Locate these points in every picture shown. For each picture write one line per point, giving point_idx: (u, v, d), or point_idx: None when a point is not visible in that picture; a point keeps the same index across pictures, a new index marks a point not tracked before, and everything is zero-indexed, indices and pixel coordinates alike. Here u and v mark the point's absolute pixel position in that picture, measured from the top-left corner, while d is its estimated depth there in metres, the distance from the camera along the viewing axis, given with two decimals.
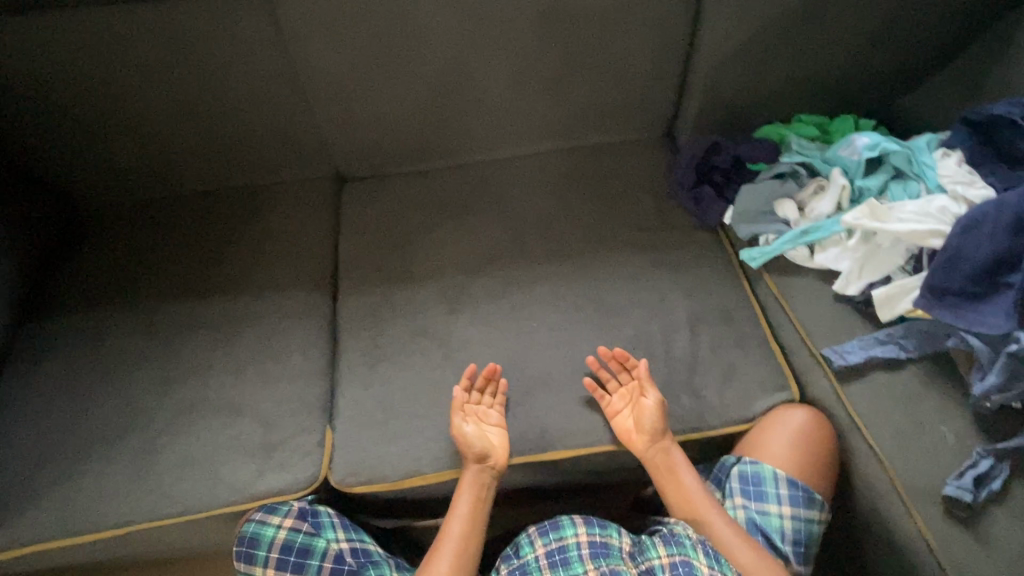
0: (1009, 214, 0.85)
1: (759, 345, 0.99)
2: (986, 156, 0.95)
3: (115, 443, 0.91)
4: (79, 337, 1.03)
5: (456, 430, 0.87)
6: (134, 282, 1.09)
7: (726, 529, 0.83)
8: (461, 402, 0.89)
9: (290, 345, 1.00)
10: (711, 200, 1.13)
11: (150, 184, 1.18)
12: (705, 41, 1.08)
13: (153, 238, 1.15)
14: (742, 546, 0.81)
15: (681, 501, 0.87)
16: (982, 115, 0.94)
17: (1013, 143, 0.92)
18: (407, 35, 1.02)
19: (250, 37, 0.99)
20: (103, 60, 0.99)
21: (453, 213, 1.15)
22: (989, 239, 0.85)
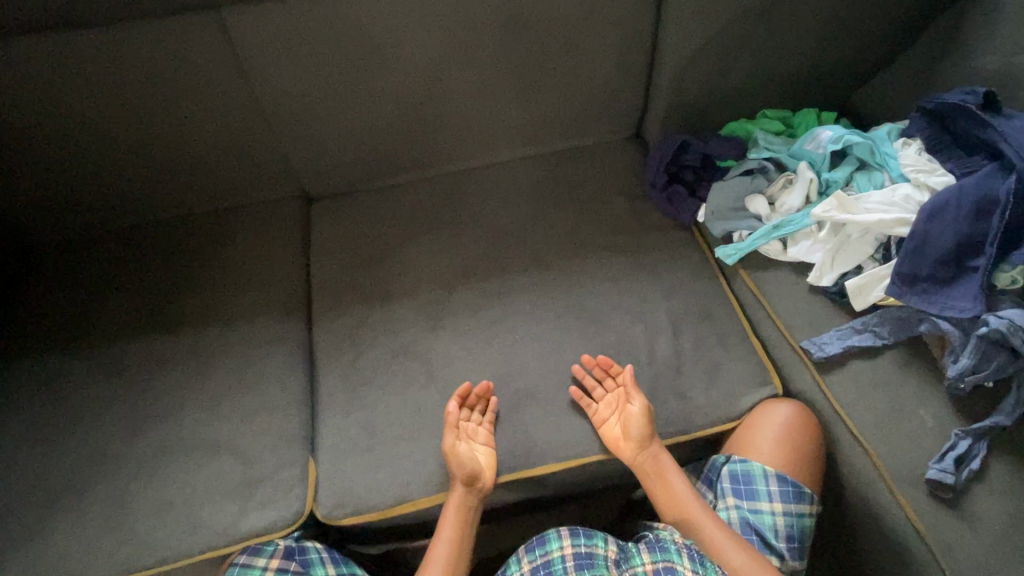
0: (970, 199, 0.88)
1: (740, 342, 0.99)
2: (944, 144, 0.98)
3: (80, 493, 0.87)
4: (34, 382, 0.97)
5: (447, 449, 0.85)
6: (90, 320, 1.04)
7: (716, 531, 0.83)
8: (454, 421, 0.87)
9: (265, 374, 0.96)
10: (683, 199, 1.13)
11: (103, 214, 1.13)
12: (668, 41, 1.08)
13: (109, 271, 1.09)
14: (731, 550, 0.81)
15: (671, 506, 0.87)
16: (939, 102, 0.97)
17: (967, 129, 0.94)
18: (370, 49, 1.00)
19: (201, 55, 0.95)
20: (44, 90, 0.94)
21: (426, 226, 1.13)
22: (953, 224, 0.88)
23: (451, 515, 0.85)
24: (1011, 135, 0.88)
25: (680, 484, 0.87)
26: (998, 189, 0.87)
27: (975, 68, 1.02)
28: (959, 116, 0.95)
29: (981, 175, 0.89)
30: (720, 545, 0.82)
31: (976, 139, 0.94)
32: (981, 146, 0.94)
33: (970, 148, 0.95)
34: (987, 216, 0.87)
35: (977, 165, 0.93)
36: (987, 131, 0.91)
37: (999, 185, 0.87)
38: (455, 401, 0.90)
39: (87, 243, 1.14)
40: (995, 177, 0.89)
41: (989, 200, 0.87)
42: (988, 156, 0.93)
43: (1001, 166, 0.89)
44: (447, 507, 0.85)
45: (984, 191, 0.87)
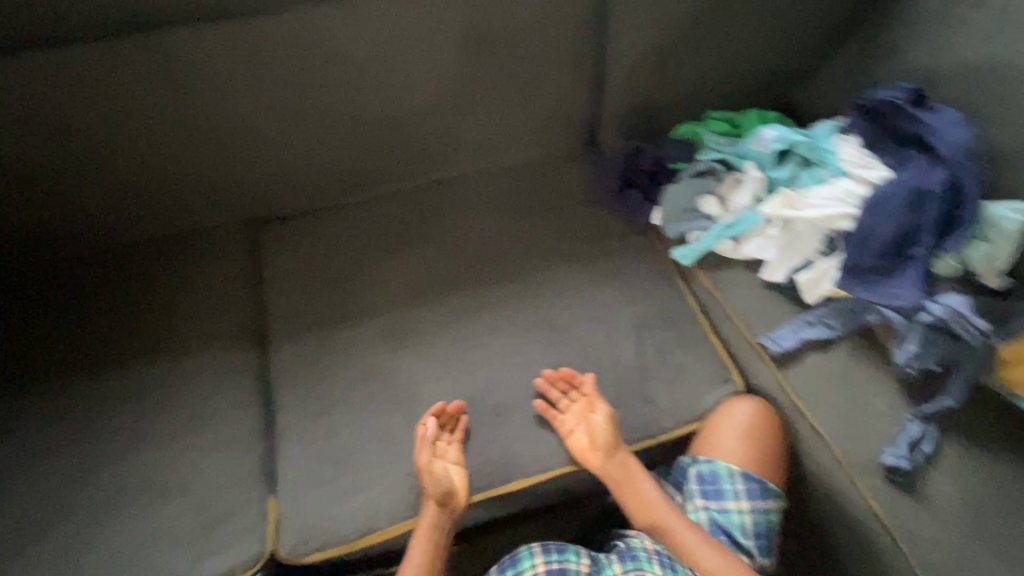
0: (907, 192, 0.91)
1: (701, 342, 1.01)
2: (879, 140, 1.01)
3: (19, 552, 0.81)
4: None
5: (421, 466, 0.84)
6: (19, 363, 0.96)
7: (687, 534, 0.84)
8: (429, 440, 0.86)
9: (219, 410, 0.92)
10: (638, 203, 1.15)
11: (31, 247, 1.05)
12: (614, 48, 1.09)
13: (36, 309, 1.01)
14: (703, 550, 0.82)
15: (641, 513, 0.87)
16: (873, 101, 1.00)
17: (898, 124, 0.98)
18: (312, 67, 0.97)
19: (131, 76, 0.92)
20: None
21: (384, 244, 1.10)
22: (893, 216, 0.91)
23: (421, 540, 0.82)
24: (939, 130, 0.93)
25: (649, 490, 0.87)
26: (933, 180, 0.90)
27: (905, 64, 1.06)
28: (889, 112, 0.99)
29: (915, 169, 0.93)
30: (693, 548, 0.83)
31: (907, 133, 0.98)
32: (912, 140, 0.98)
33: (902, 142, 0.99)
34: (924, 206, 0.90)
35: (910, 158, 0.97)
36: (917, 126, 0.95)
37: (933, 177, 0.91)
38: (431, 417, 0.89)
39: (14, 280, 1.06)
40: (929, 169, 0.92)
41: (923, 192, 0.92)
42: (920, 149, 0.97)
43: (933, 159, 0.93)
44: (419, 529, 0.83)
45: (920, 183, 0.91)
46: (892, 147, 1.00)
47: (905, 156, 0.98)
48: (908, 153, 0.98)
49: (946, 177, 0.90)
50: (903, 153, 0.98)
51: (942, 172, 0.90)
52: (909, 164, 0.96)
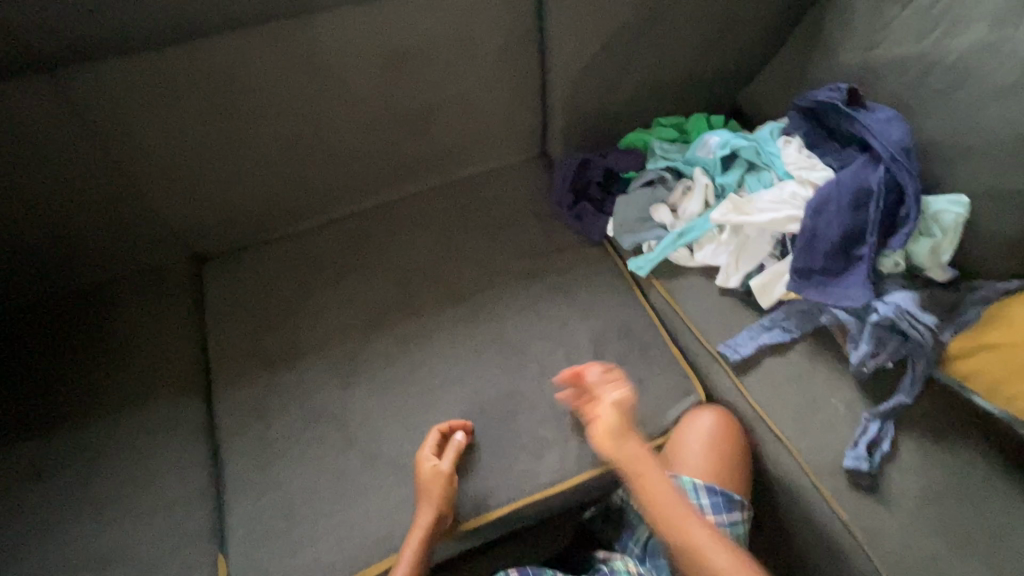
0: (848, 191, 0.92)
1: (660, 354, 1.00)
2: (819, 141, 1.03)
3: None
4: None
5: (442, 473, 0.83)
6: None
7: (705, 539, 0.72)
8: (456, 451, 0.86)
9: (160, 466, 0.88)
10: (591, 215, 1.13)
11: None
12: (555, 61, 1.08)
13: None
14: (721, 558, 0.71)
15: (655, 511, 0.76)
16: (811, 100, 1.02)
17: (838, 125, 1.00)
18: (239, 98, 0.93)
19: (38, 119, 0.86)
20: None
21: (330, 275, 1.06)
22: (836, 215, 0.92)
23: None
24: (876, 127, 0.94)
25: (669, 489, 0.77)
26: (871, 179, 0.92)
27: (840, 63, 1.07)
28: (829, 114, 1.00)
29: (854, 167, 0.94)
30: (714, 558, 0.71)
31: (846, 134, 1.00)
32: (851, 141, 1.00)
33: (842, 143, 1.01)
34: (865, 205, 0.91)
35: (850, 157, 0.98)
36: (854, 125, 0.97)
37: (872, 176, 0.92)
38: (457, 429, 0.89)
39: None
40: (867, 168, 0.94)
41: (864, 190, 0.92)
42: (860, 147, 0.98)
43: (870, 158, 0.95)
44: (409, 543, 0.79)
45: (859, 182, 0.92)
46: (832, 147, 1.01)
47: (844, 155, 0.99)
48: (847, 153, 0.99)
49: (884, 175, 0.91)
50: (843, 153, 0.99)
51: (880, 170, 0.92)
52: (848, 164, 0.97)
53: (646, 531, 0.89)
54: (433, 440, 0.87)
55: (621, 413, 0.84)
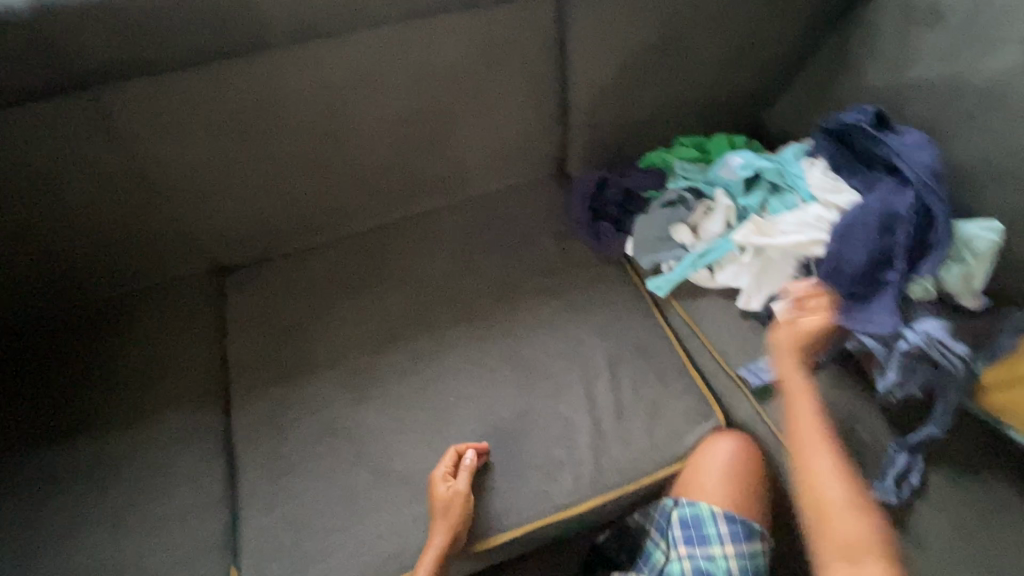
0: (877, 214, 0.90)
1: (678, 376, 0.98)
2: (845, 162, 1.00)
3: None
4: None
5: (459, 492, 0.82)
6: None
7: (834, 498, 0.77)
8: (471, 471, 0.84)
9: (177, 476, 0.89)
10: (610, 234, 1.13)
11: None
12: (576, 81, 1.08)
13: None
14: (847, 521, 0.75)
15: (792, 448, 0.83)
16: (837, 123, 1.00)
17: (866, 146, 0.98)
18: (267, 115, 0.96)
19: (77, 135, 0.90)
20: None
21: (348, 289, 1.08)
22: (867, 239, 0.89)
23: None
24: (905, 152, 0.93)
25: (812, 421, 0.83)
26: (901, 204, 0.90)
27: (866, 85, 1.06)
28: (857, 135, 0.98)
29: (882, 191, 0.92)
30: (829, 486, 0.78)
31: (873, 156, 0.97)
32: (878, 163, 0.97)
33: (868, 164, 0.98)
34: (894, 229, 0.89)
35: (877, 180, 0.96)
36: (883, 149, 0.95)
37: (901, 201, 0.90)
38: (472, 449, 0.87)
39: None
40: (896, 192, 0.92)
41: (892, 215, 0.90)
42: (887, 170, 0.96)
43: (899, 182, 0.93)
44: (422, 564, 0.80)
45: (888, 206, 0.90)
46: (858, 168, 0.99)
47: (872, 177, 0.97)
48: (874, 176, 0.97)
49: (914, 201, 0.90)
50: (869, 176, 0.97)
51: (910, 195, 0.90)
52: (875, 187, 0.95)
53: (662, 557, 0.86)
54: (451, 458, 0.86)
55: (803, 342, 0.89)
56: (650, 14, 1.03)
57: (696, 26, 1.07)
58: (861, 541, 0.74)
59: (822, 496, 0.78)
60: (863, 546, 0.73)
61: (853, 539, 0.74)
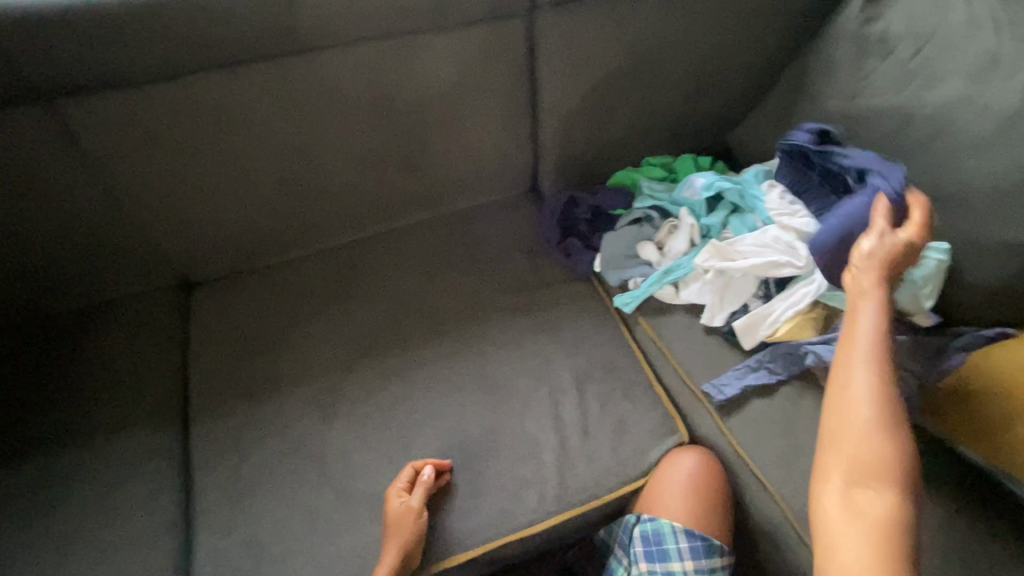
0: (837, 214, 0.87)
1: (644, 393, 0.99)
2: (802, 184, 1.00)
3: None
4: None
5: (410, 508, 0.82)
6: None
7: (861, 412, 0.63)
8: (427, 487, 0.84)
9: (130, 496, 0.86)
10: (579, 251, 1.14)
11: None
12: (545, 101, 1.11)
13: None
14: (873, 453, 0.61)
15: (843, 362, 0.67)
16: (786, 146, 1.00)
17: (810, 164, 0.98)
18: (235, 129, 0.96)
19: (34, 146, 0.88)
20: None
21: (317, 305, 1.07)
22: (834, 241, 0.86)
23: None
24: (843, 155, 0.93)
25: (873, 349, 0.65)
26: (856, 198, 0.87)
27: (823, 109, 1.10)
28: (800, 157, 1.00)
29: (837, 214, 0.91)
30: (862, 429, 0.62)
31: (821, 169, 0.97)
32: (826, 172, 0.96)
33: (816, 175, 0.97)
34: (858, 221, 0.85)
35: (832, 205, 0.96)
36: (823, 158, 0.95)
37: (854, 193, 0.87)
38: (430, 465, 0.87)
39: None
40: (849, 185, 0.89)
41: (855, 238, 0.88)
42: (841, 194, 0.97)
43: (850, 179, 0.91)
44: None
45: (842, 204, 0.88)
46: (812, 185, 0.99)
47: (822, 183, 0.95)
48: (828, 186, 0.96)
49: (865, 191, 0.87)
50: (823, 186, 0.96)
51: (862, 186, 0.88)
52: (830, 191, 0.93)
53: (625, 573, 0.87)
54: (407, 476, 0.86)
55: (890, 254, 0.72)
56: (617, 39, 1.07)
57: (662, 51, 1.11)
58: (880, 510, 0.58)
59: (847, 437, 0.63)
60: (874, 468, 0.60)
61: (868, 505, 0.59)
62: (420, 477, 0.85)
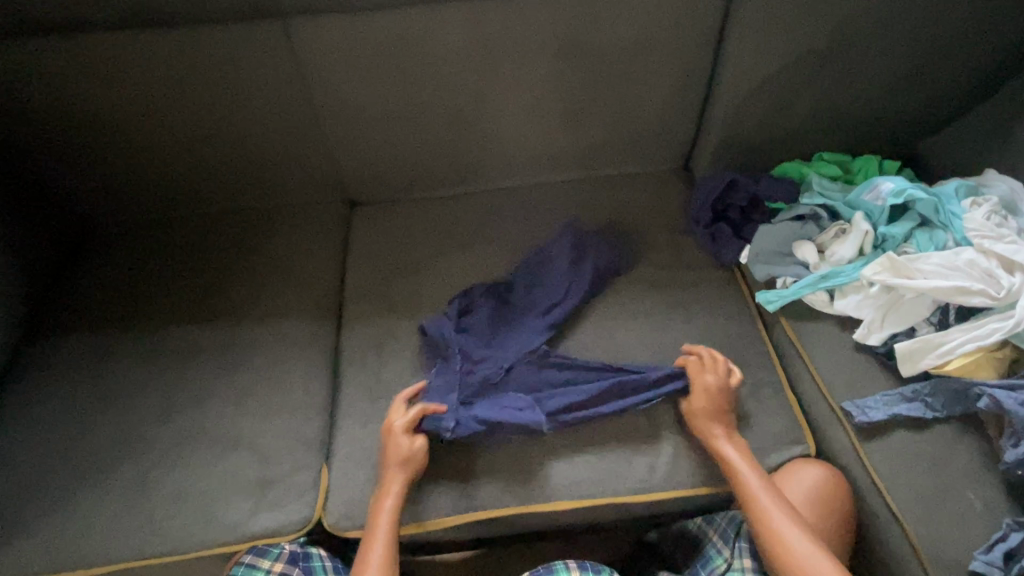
0: (504, 417, 0.87)
1: (774, 395, 0.95)
2: (499, 353, 0.95)
3: (94, 474, 0.89)
4: (65, 360, 1.01)
5: (417, 450, 0.85)
6: (124, 304, 1.07)
7: (812, 560, 0.75)
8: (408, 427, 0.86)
9: (285, 375, 0.98)
10: (727, 237, 1.08)
11: (148, 197, 1.16)
12: (727, 76, 1.05)
13: (146, 259, 1.13)
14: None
15: (763, 527, 0.79)
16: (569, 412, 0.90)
17: (459, 338, 0.97)
18: (426, 65, 1.01)
19: (259, 55, 0.99)
20: (99, 80, 0.99)
21: (460, 241, 1.13)
22: (562, 396, 0.90)
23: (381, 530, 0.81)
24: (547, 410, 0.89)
25: (779, 510, 0.79)
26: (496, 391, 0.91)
27: None
28: (485, 339, 0.97)
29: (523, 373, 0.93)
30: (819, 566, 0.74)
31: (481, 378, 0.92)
32: (468, 386, 0.92)
33: (471, 362, 0.94)
34: (538, 420, 0.87)
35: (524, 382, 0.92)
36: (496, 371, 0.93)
37: (466, 415, 0.88)
38: (416, 439, 0.86)
39: (126, 228, 1.18)
40: (499, 401, 0.90)
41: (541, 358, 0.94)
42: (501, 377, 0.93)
43: (503, 367, 0.93)
44: (383, 500, 0.83)
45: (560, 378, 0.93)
46: (471, 358, 0.94)
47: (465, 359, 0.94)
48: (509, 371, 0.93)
49: (452, 416, 0.88)
50: (517, 359, 0.94)
51: (533, 423, 0.87)
52: (461, 346, 0.95)
53: (722, 564, 0.86)
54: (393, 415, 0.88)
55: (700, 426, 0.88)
56: (827, 15, 0.98)
57: (872, 37, 1.01)
58: None
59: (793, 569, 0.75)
60: None
61: None
62: (399, 409, 0.89)
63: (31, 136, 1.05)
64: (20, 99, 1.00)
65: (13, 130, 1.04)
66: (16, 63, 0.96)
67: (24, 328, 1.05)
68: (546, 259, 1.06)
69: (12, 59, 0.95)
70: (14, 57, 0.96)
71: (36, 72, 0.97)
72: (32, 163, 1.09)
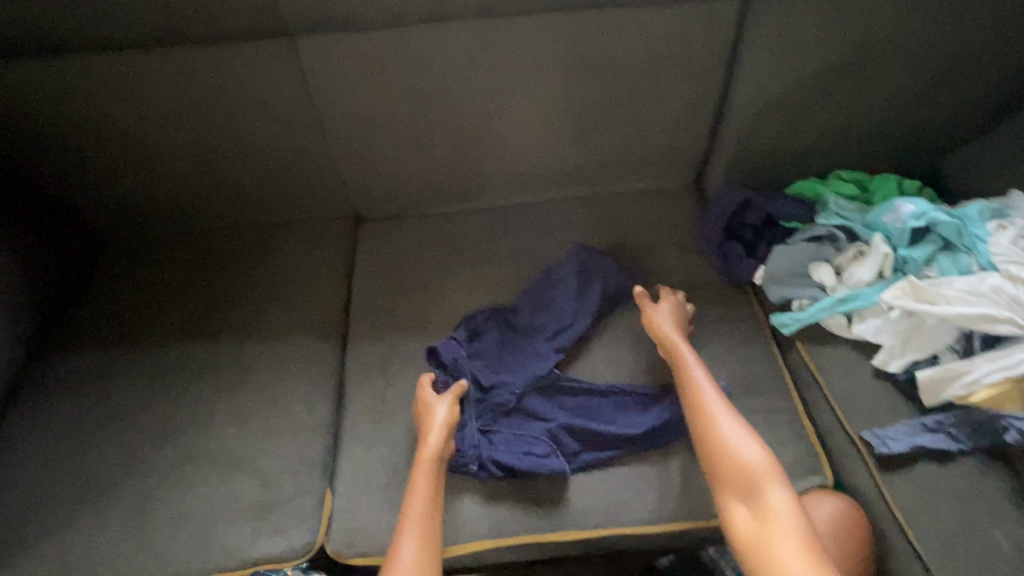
0: (523, 463, 0.85)
1: (789, 422, 0.92)
2: (510, 379, 0.93)
3: (96, 495, 0.89)
4: (72, 378, 1.01)
5: (445, 410, 0.87)
6: (132, 321, 1.07)
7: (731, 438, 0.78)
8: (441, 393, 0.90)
9: (290, 395, 0.97)
10: (740, 257, 1.05)
11: (158, 212, 1.16)
12: (740, 94, 1.03)
13: (155, 274, 1.13)
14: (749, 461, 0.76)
15: (695, 411, 0.83)
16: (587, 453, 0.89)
17: (470, 362, 0.95)
18: (433, 83, 1.01)
19: (267, 72, 0.98)
20: (110, 99, 0.99)
21: (467, 258, 1.11)
22: (582, 435, 0.89)
23: (421, 508, 0.79)
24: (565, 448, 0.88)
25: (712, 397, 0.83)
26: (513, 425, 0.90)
27: None
28: (496, 364, 0.96)
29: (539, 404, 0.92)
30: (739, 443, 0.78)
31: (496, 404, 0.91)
32: (483, 415, 0.91)
33: (483, 389, 0.93)
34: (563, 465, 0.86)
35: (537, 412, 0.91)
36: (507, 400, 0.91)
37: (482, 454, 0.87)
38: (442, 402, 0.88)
39: (137, 243, 1.19)
40: (517, 435, 0.89)
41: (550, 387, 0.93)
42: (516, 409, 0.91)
43: (515, 395, 0.91)
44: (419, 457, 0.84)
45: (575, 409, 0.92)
46: (483, 384, 0.93)
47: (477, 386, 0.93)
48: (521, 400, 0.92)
49: (474, 452, 0.87)
50: (530, 386, 0.92)
51: (557, 467, 0.86)
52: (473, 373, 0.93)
53: None
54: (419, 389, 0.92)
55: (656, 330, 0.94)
56: (843, 33, 0.96)
57: (889, 54, 0.98)
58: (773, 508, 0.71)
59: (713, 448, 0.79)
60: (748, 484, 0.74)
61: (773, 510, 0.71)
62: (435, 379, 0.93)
63: (42, 153, 1.06)
64: (31, 114, 1.00)
65: (26, 147, 1.05)
66: (29, 81, 0.97)
67: (31, 344, 1.05)
68: (554, 280, 1.03)
69: (25, 78, 0.96)
70: (26, 73, 0.96)
71: (48, 91, 0.98)
72: (44, 179, 1.09)
